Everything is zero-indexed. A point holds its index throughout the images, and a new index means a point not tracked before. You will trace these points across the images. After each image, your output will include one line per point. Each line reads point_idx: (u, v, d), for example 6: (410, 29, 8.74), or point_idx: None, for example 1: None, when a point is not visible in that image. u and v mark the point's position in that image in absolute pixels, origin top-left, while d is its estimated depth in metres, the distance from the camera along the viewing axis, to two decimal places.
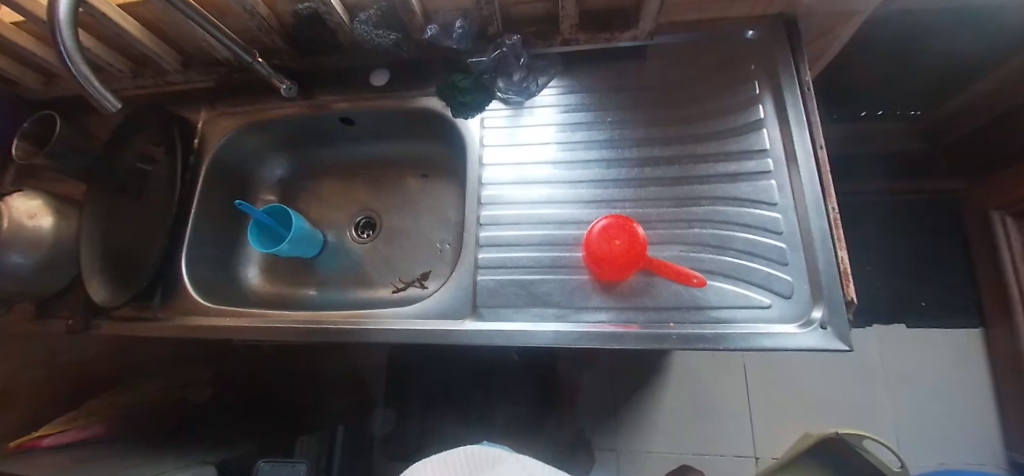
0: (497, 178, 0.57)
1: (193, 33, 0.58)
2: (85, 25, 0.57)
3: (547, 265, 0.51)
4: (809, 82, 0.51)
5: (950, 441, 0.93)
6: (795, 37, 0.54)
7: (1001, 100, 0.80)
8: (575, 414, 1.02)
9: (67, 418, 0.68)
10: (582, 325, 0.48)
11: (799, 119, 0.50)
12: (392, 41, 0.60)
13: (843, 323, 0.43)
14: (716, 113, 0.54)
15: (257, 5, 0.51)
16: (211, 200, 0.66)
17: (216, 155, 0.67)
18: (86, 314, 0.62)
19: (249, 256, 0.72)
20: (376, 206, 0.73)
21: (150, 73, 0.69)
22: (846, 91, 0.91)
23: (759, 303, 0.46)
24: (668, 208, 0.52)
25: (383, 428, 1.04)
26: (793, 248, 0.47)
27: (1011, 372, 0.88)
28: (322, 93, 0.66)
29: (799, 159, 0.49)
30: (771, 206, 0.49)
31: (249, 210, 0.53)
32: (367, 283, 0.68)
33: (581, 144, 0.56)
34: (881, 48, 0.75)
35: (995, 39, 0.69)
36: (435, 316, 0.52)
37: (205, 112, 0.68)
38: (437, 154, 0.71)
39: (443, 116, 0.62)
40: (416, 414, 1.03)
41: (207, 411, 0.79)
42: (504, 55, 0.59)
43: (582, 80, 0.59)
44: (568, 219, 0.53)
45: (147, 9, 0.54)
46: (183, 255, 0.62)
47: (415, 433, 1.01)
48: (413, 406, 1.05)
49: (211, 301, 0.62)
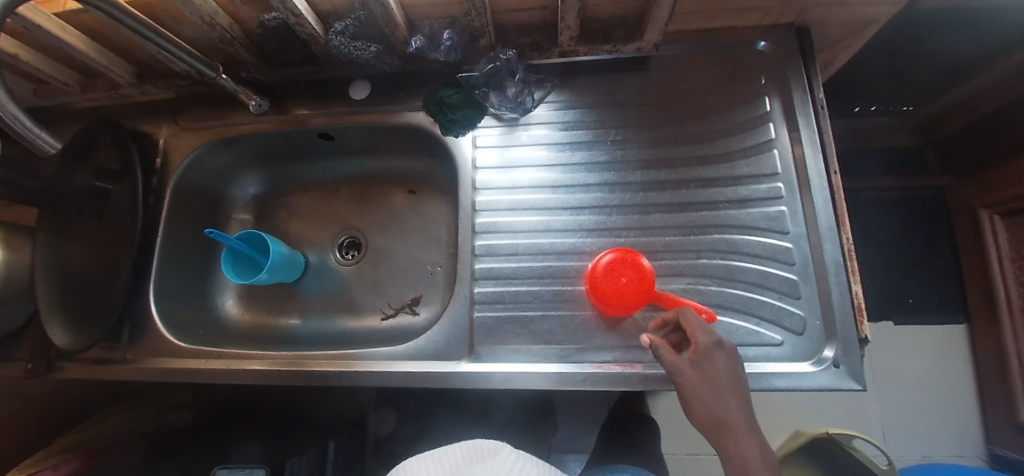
0: (491, 204, 0.53)
1: (144, 43, 0.51)
2: (18, 35, 0.50)
3: (548, 301, 0.48)
4: (822, 99, 0.48)
5: (935, 436, 0.96)
6: (807, 49, 0.51)
7: (994, 99, 0.79)
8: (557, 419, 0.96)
9: (36, 459, 0.67)
10: (585, 366, 0.46)
11: (813, 140, 0.47)
12: (373, 52, 0.53)
13: (856, 361, 0.42)
14: (725, 132, 0.51)
15: (215, 16, 0.45)
16: (178, 225, 0.61)
17: (181, 176, 0.61)
18: (47, 355, 0.57)
19: (224, 283, 0.67)
20: (360, 224, 0.68)
21: (100, 86, 0.61)
22: (844, 89, 0.89)
23: (771, 341, 0.44)
24: (675, 236, 0.49)
25: (383, 429, 0.99)
26: (804, 281, 0.45)
27: (993, 369, 0.90)
28: (295, 106, 0.60)
29: (812, 185, 0.47)
30: (782, 236, 0.47)
31: (221, 238, 0.48)
32: (354, 310, 0.64)
33: (581, 166, 0.52)
34: (878, 44, 0.73)
35: (991, 27, 0.67)
36: (429, 357, 0.49)
37: (166, 128, 0.62)
38: (426, 169, 0.66)
39: (430, 132, 0.57)
40: (415, 416, 0.94)
41: (186, 434, 0.76)
42: (497, 70, 0.53)
43: (579, 95, 0.54)
44: (568, 249, 0.50)
45: (90, 19, 0.47)
46: (152, 289, 0.57)
47: (415, 424, 0.94)
48: (411, 404, 0.97)
49: (186, 340, 0.57)
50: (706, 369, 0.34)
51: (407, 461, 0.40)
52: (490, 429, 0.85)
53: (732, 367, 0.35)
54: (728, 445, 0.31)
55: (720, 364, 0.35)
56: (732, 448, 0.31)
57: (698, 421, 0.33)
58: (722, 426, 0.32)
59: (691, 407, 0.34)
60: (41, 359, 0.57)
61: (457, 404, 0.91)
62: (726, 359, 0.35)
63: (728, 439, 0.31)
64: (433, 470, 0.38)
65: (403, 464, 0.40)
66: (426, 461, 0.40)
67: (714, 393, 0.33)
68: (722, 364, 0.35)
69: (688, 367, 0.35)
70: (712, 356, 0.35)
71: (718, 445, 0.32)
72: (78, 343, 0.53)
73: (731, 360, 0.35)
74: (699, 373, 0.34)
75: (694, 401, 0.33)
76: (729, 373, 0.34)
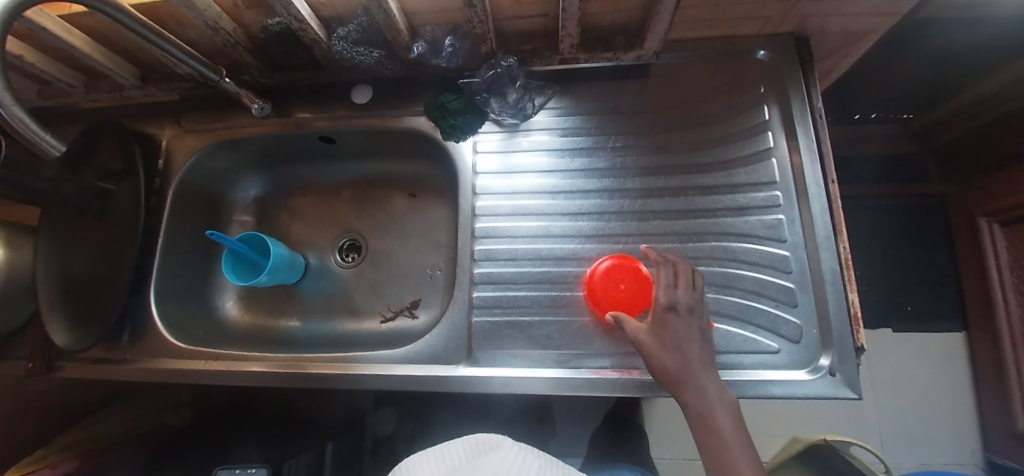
0: (491, 209, 0.53)
1: (148, 46, 0.52)
2: (23, 37, 0.50)
3: (546, 306, 0.49)
4: (820, 108, 0.49)
5: (933, 444, 0.96)
6: (806, 58, 0.51)
7: (993, 108, 0.79)
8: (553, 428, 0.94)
9: (35, 458, 0.67)
10: (583, 372, 0.46)
11: (811, 150, 0.48)
12: (376, 58, 0.54)
13: (852, 370, 0.42)
14: (724, 140, 0.51)
15: (219, 21, 0.45)
16: (179, 227, 0.61)
17: (183, 177, 0.61)
18: (47, 354, 0.57)
19: (224, 284, 0.67)
20: (361, 227, 0.68)
21: (104, 87, 0.62)
22: (844, 96, 0.89)
23: (767, 348, 0.44)
24: (673, 243, 0.49)
25: (385, 429, 0.99)
26: (802, 289, 0.45)
27: (991, 378, 0.90)
28: (297, 109, 0.60)
29: (810, 194, 0.47)
30: (779, 243, 0.47)
31: (222, 240, 0.49)
32: (353, 312, 0.65)
33: (581, 172, 0.53)
34: (878, 53, 0.73)
35: (990, 36, 0.67)
36: (428, 361, 0.49)
37: (169, 129, 0.63)
38: (426, 173, 0.66)
39: (431, 136, 0.58)
40: (416, 418, 0.97)
41: (185, 434, 0.76)
42: (498, 76, 0.54)
43: (579, 102, 0.55)
44: (567, 255, 0.50)
45: (95, 22, 0.48)
46: (153, 289, 0.58)
47: (416, 423, 0.97)
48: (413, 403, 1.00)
49: (186, 340, 0.57)
50: (662, 330, 0.38)
51: (409, 457, 0.40)
52: (490, 423, 0.90)
53: (684, 324, 0.39)
54: (684, 394, 0.36)
55: (673, 323, 0.39)
56: (688, 396, 0.36)
57: (655, 373, 0.38)
58: (679, 381, 0.37)
59: (650, 366, 0.38)
60: (41, 358, 0.57)
61: (460, 403, 0.94)
62: (679, 317, 0.39)
63: (684, 390, 0.36)
64: (436, 465, 0.37)
65: (407, 460, 0.40)
66: (430, 457, 0.39)
67: (670, 353, 0.37)
68: (676, 324, 0.39)
69: (647, 333, 0.39)
70: (666, 318, 0.39)
71: (675, 392, 0.37)
72: (78, 342, 0.54)
73: (683, 317, 0.39)
74: (656, 336, 0.38)
75: (656, 362, 0.37)
76: (681, 332, 0.38)
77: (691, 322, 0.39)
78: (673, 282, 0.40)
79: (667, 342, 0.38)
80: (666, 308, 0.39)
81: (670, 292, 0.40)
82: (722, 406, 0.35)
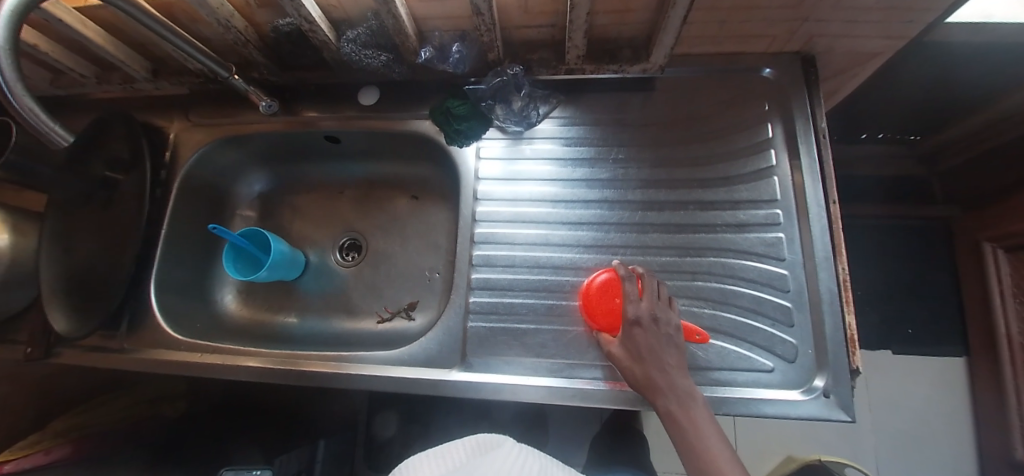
0: (491, 215, 0.53)
1: (160, 41, 0.52)
2: (39, 27, 0.51)
3: (542, 314, 0.49)
4: (824, 129, 0.49)
5: (930, 469, 0.95)
6: (812, 78, 0.51)
7: (1000, 134, 0.79)
8: (551, 436, 0.93)
9: (28, 442, 0.67)
10: (575, 382, 0.46)
11: (814, 170, 0.48)
12: (383, 61, 0.55)
13: (845, 392, 0.42)
14: (726, 157, 0.51)
15: (231, 19, 0.46)
16: (183, 220, 0.62)
17: (189, 170, 0.62)
18: (45, 341, 0.58)
19: (224, 278, 0.68)
20: (362, 227, 0.69)
21: (115, 79, 0.62)
22: (852, 115, 0.89)
23: (762, 366, 0.44)
24: (671, 257, 0.49)
25: (385, 433, 0.97)
26: (799, 309, 0.45)
27: (990, 405, 0.89)
28: (305, 108, 0.61)
29: (811, 213, 0.47)
30: (778, 262, 0.47)
31: (225, 234, 0.49)
32: (351, 311, 0.65)
33: (582, 183, 0.53)
34: (885, 74, 0.73)
35: (999, 62, 0.67)
36: (422, 364, 0.49)
37: (178, 123, 0.63)
38: (430, 176, 0.66)
39: (435, 141, 0.58)
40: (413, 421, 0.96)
41: (177, 425, 0.76)
42: (504, 84, 0.55)
43: (583, 112, 0.55)
44: (565, 264, 0.50)
45: (109, 16, 0.49)
46: (153, 280, 0.58)
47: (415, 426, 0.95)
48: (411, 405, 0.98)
49: (184, 332, 0.58)
50: (632, 345, 0.40)
51: (410, 458, 0.39)
52: (489, 427, 0.89)
53: (651, 336, 0.40)
54: (662, 403, 0.38)
55: (640, 337, 0.40)
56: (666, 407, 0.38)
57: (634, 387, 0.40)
58: (654, 392, 0.38)
59: (630, 380, 0.40)
60: (40, 344, 0.58)
61: (458, 406, 0.92)
62: (646, 329, 0.40)
63: (660, 400, 0.38)
64: (436, 464, 0.37)
65: (408, 461, 0.39)
66: (432, 458, 0.39)
67: (643, 366, 0.39)
68: (643, 337, 0.40)
69: (618, 347, 0.41)
70: (633, 333, 0.40)
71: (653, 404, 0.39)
72: (77, 330, 0.54)
73: (650, 329, 0.40)
74: (627, 349, 0.41)
75: (630, 375, 0.40)
76: (649, 344, 0.40)
77: (658, 332, 0.40)
78: (635, 293, 0.42)
79: (639, 356, 0.40)
80: (633, 322, 0.40)
81: (633, 306, 0.41)
82: (697, 412, 0.37)
